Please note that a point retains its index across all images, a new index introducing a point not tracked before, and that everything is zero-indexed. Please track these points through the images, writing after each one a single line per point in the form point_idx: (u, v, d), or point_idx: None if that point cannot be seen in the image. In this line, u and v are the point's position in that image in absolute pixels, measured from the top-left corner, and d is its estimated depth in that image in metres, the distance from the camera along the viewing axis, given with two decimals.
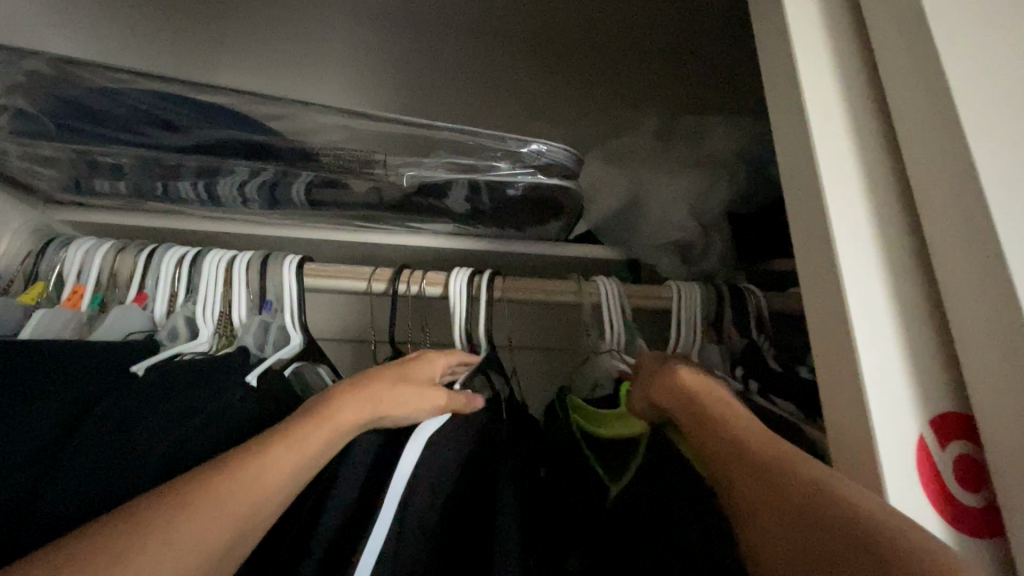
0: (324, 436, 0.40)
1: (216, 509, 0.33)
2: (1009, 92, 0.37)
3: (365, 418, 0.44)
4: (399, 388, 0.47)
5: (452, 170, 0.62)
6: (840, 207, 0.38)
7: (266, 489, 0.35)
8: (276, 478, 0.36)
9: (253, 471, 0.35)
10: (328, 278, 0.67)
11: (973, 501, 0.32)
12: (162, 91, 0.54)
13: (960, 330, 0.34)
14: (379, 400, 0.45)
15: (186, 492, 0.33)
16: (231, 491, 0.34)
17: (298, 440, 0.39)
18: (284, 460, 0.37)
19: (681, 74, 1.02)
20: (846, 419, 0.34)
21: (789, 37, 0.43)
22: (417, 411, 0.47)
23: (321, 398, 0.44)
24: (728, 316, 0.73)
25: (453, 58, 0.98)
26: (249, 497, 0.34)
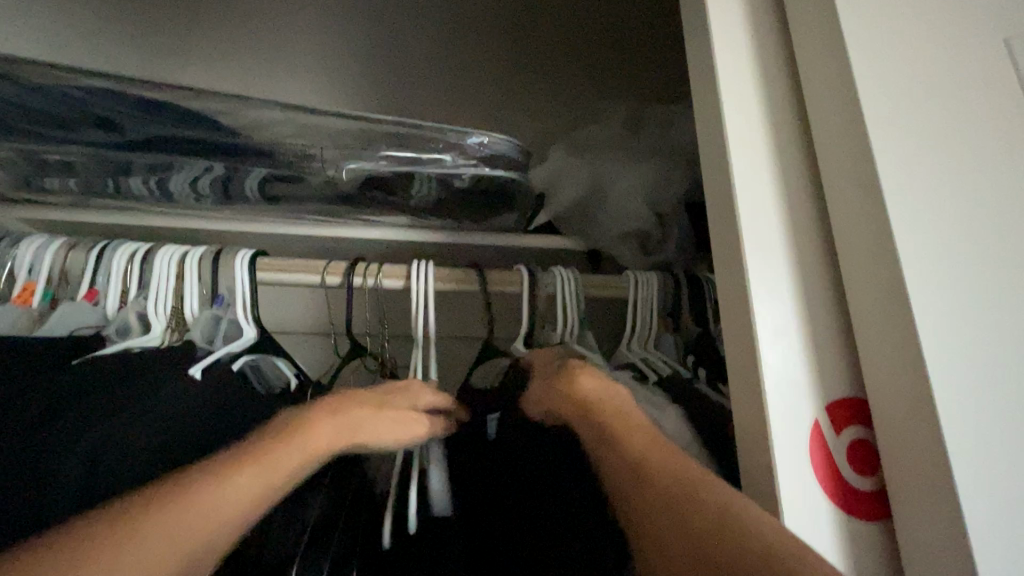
0: (299, 452, 0.40)
1: (194, 503, 0.34)
2: (914, 88, 0.38)
3: (341, 441, 0.44)
4: (378, 415, 0.47)
5: (396, 163, 0.63)
6: (751, 199, 0.39)
7: (247, 492, 0.36)
8: (253, 483, 0.36)
9: (227, 488, 0.35)
10: (281, 272, 0.67)
11: (863, 485, 0.34)
12: (96, 88, 0.54)
13: (861, 324, 0.36)
14: (359, 426, 0.45)
15: (174, 489, 0.34)
16: (212, 506, 0.34)
17: (273, 458, 0.38)
18: (257, 466, 0.37)
19: (644, 64, 1.04)
20: (747, 406, 0.35)
21: (708, 25, 0.43)
22: (387, 441, 0.47)
23: (298, 414, 0.44)
24: (686, 305, 0.72)
25: (416, 50, 0.99)
26: (220, 513, 0.34)
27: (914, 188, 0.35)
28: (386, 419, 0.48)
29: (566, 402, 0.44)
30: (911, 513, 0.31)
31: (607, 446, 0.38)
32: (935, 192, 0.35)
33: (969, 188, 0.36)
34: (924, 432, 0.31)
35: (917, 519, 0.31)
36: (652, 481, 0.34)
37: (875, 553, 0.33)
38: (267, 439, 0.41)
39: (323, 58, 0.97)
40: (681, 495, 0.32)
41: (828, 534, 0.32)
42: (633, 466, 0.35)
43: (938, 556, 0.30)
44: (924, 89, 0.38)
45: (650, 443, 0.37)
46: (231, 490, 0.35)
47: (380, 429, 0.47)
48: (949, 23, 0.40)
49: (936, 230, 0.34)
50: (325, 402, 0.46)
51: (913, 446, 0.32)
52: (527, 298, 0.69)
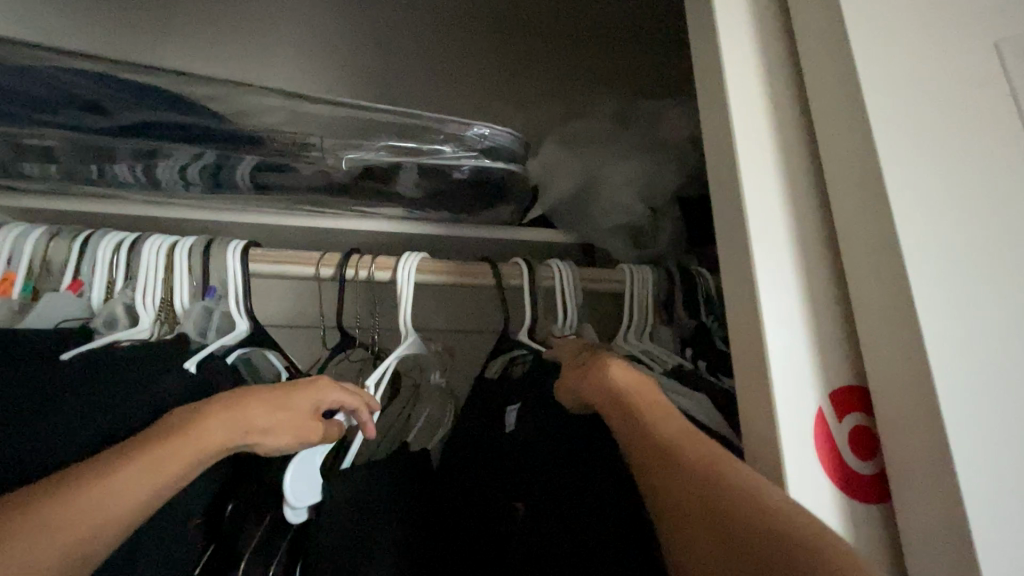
0: (181, 461, 0.38)
1: (78, 510, 0.33)
2: (914, 87, 0.39)
3: (228, 446, 0.42)
4: (275, 416, 0.45)
5: (396, 153, 0.61)
6: (758, 194, 0.40)
7: (123, 503, 0.34)
8: (127, 495, 0.35)
9: (94, 496, 0.34)
10: (272, 264, 0.66)
11: (863, 470, 0.35)
12: (88, 70, 0.54)
13: (863, 316, 0.37)
14: (250, 429, 0.43)
15: (55, 495, 0.33)
16: (73, 514, 0.33)
17: (148, 462, 0.37)
18: (135, 478, 0.35)
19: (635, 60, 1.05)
20: (755, 395, 0.36)
21: (715, 22, 0.44)
22: (283, 440, 0.45)
23: (189, 413, 0.41)
24: (679, 298, 0.73)
25: (408, 40, 0.98)
26: (80, 525, 0.33)
27: (915, 185, 0.36)
28: (287, 417, 0.46)
29: (597, 396, 0.44)
30: (911, 496, 0.33)
31: (636, 432, 0.40)
32: (934, 188, 0.37)
33: (966, 184, 0.38)
34: (924, 418, 0.33)
35: (916, 501, 0.33)
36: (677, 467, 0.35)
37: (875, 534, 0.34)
38: (152, 436, 0.39)
39: (312, 45, 0.95)
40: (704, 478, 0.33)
41: (832, 516, 0.33)
42: (660, 453, 0.37)
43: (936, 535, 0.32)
44: (924, 89, 0.40)
45: (682, 431, 0.38)
46: (101, 499, 0.34)
47: (270, 431, 0.45)
48: (946, 26, 0.42)
49: (936, 225, 0.36)
50: (221, 395, 0.44)
51: (913, 432, 0.33)
52: (529, 290, 0.70)
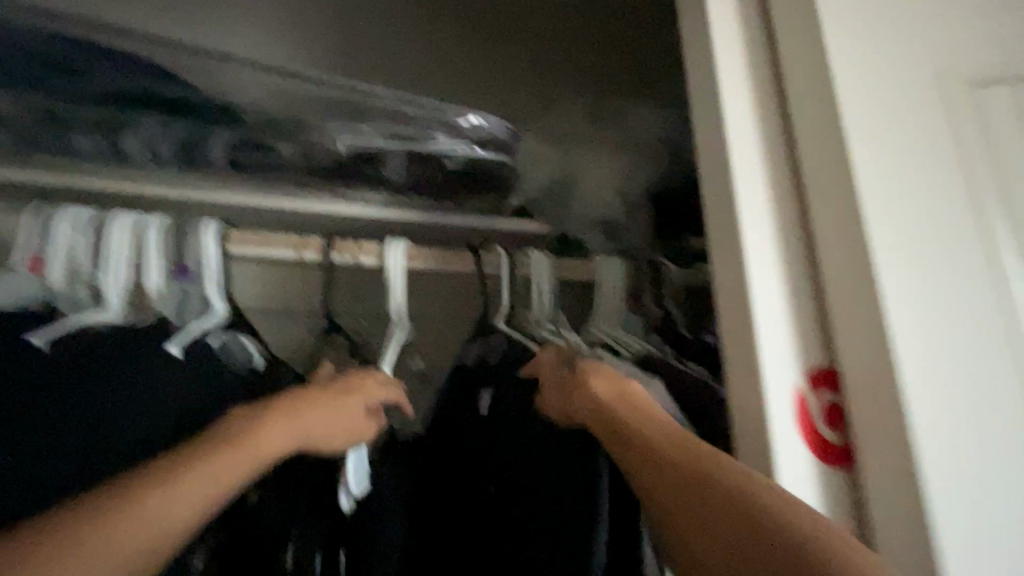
0: (247, 461, 0.41)
1: (152, 513, 0.35)
2: (874, 106, 0.45)
3: (291, 446, 0.45)
4: (330, 415, 0.48)
5: (389, 139, 0.63)
6: (746, 190, 0.44)
7: (196, 504, 0.37)
8: (195, 499, 0.37)
9: (166, 497, 0.36)
10: (256, 247, 0.64)
11: (830, 437, 0.41)
12: (71, 35, 0.54)
13: (831, 304, 0.42)
14: (309, 428, 0.46)
15: (134, 494, 0.35)
16: (141, 523, 0.34)
17: (214, 470, 0.39)
18: (206, 481, 0.38)
19: (607, 53, 1.07)
20: (743, 372, 0.40)
21: (708, 26, 0.47)
22: (335, 441, 0.48)
23: (250, 414, 0.44)
24: (649, 288, 0.78)
25: (383, 26, 0.98)
26: (149, 532, 0.35)
27: (871, 193, 0.43)
28: (341, 416, 0.49)
29: (584, 409, 0.47)
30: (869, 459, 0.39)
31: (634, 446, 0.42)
32: (887, 196, 0.43)
33: (918, 193, 0.44)
34: None
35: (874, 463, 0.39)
36: (700, 489, 0.37)
37: (835, 490, 0.40)
38: (216, 438, 0.41)
39: (284, 26, 0.94)
40: (728, 503, 0.35)
41: (806, 475, 0.39)
42: (680, 475, 0.38)
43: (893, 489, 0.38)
44: (883, 107, 0.46)
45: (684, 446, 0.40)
46: (166, 507, 0.36)
47: (327, 429, 0.48)
48: (899, 52, 0.48)
49: (887, 228, 0.42)
50: (277, 399, 0.47)
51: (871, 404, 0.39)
52: (507, 281, 0.71)
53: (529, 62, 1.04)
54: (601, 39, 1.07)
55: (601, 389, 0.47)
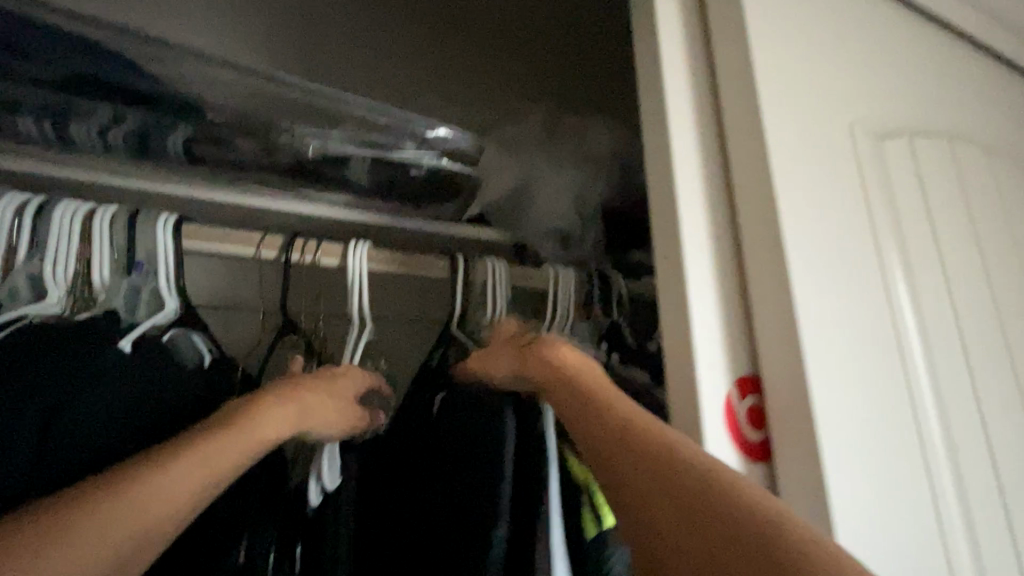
0: (242, 446, 0.44)
1: (141, 503, 0.38)
2: (801, 142, 0.51)
3: (286, 432, 0.48)
4: (322, 403, 0.52)
5: (358, 145, 0.64)
6: (689, 213, 0.48)
7: (186, 493, 0.40)
8: (185, 485, 0.40)
9: (153, 488, 0.38)
10: (209, 241, 0.63)
11: (754, 439, 0.45)
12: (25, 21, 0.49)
13: (761, 320, 0.47)
14: (303, 415, 0.50)
15: (125, 484, 0.38)
16: (135, 513, 0.37)
17: (210, 454, 0.42)
18: (198, 468, 0.41)
19: (563, 74, 1.15)
20: (681, 380, 0.45)
21: (657, 58, 0.51)
22: (331, 427, 0.53)
23: (247, 405, 0.48)
24: (598, 297, 0.83)
25: (346, 28, 0.99)
26: (144, 518, 0.37)
27: (797, 221, 0.48)
28: (331, 404, 0.53)
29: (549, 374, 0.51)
30: (787, 462, 0.44)
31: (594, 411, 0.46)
32: (809, 225, 0.48)
33: (832, 219, 0.50)
34: (796, 398, 0.44)
35: (791, 466, 0.43)
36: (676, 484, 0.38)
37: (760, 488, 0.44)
38: (214, 427, 0.45)
39: (243, 20, 0.93)
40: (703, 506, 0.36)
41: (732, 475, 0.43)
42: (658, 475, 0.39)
43: (806, 489, 0.42)
44: (807, 143, 0.51)
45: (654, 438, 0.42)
46: (154, 495, 0.38)
47: (320, 415, 0.52)
48: (819, 97, 0.54)
49: (808, 252, 0.47)
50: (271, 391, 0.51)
51: (790, 411, 0.44)
52: (461, 287, 0.74)
53: (489, 75, 1.08)
54: (558, 62, 1.14)
55: (572, 359, 0.51)
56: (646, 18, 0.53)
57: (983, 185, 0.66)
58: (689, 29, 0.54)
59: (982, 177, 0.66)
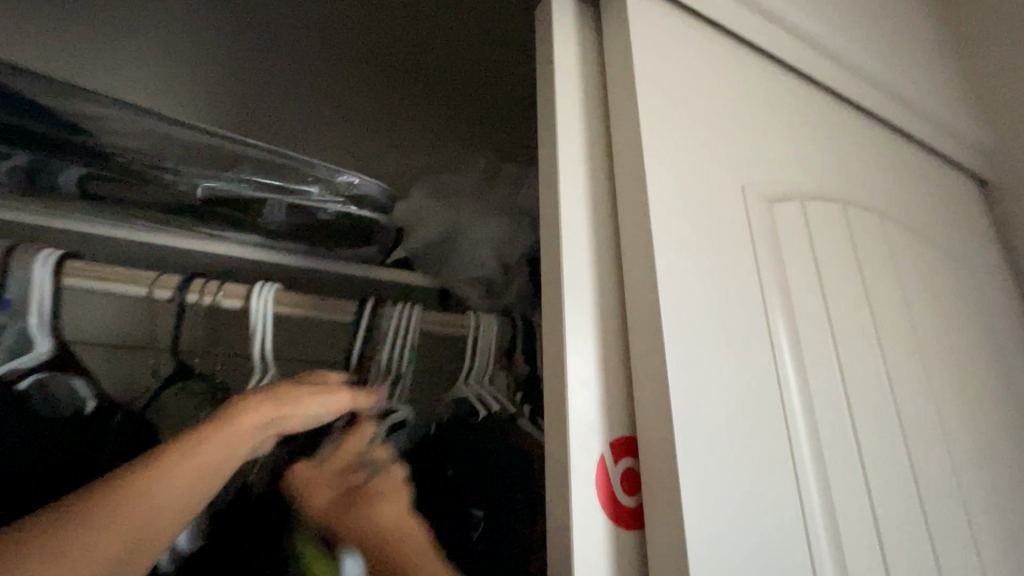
0: (232, 440, 0.44)
1: (135, 504, 0.37)
2: (686, 204, 0.52)
3: (273, 422, 0.47)
4: (305, 395, 0.50)
5: (258, 189, 0.65)
6: (572, 269, 0.48)
7: (180, 492, 0.39)
8: (179, 485, 0.39)
9: (148, 487, 0.38)
10: (98, 279, 0.60)
11: (629, 503, 0.44)
12: None
13: (640, 381, 0.46)
14: (289, 405, 0.49)
15: (116, 491, 0.37)
16: (121, 516, 0.36)
17: (177, 472, 0.40)
18: (190, 466, 0.40)
19: (512, 126, 1.19)
20: (553, 441, 0.44)
21: (553, 119, 0.53)
22: (323, 412, 0.51)
23: (227, 403, 0.46)
24: (519, 347, 0.82)
25: (294, 78, 1.03)
26: (131, 529, 0.36)
27: (676, 281, 0.48)
28: (316, 392, 0.51)
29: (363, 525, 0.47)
30: (657, 532, 0.42)
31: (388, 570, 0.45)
32: (689, 285, 0.49)
33: (715, 280, 0.51)
34: (666, 463, 0.42)
35: (660, 537, 0.42)
36: None
37: (631, 559, 0.42)
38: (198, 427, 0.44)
39: (191, 65, 0.96)
40: None
41: (600, 545, 0.41)
42: None
43: (672, 563, 0.41)
44: (692, 204, 0.52)
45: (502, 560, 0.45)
46: (149, 494, 0.38)
47: (309, 404, 0.50)
48: (709, 161, 0.56)
49: (686, 313, 0.47)
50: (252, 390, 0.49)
51: (662, 477, 0.43)
52: (365, 329, 0.72)
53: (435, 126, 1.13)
54: (508, 115, 1.18)
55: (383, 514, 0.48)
56: (547, 81, 0.55)
57: (875, 251, 0.69)
58: (590, 93, 0.56)
59: (874, 244, 0.69)
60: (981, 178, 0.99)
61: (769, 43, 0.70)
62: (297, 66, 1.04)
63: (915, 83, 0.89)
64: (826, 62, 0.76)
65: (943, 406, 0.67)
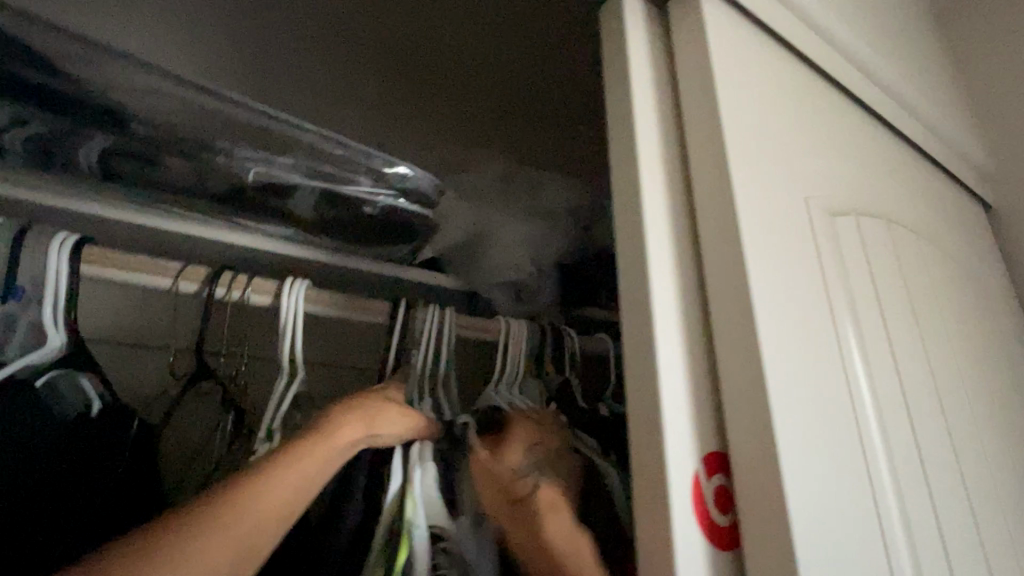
0: (322, 456, 0.44)
1: (236, 516, 0.38)
2: (764, 213, 0.51)
3: (356, 440, 0.48)
4: (383, 412, 0.51)
5: (305, 175, 0.59)
6: (657, 274, 0.46)
7: (275, 505, 0.40)
8: (276, 497, 0.40)
9: (247, 500, 0.39)
10: (120, 269, 0.55)
11: (721, 521, 0.42)
12: None
13: (730, 392, 0.44)
14: (370, 420, 0.49)
15: (218, 502, 0.38)
16: (223, 529, 0.37)
17: (272, 485, 0.40)
18: (284, 479, 0.41)
19: (542, 135, 1.17)
20: (646, 455, 0.42)
21: (629, 122, 0.52)
22: (399, 431, 0.51)
23: (316, 420, 0.47)
24: (549, 354, 0.80)
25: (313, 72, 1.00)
26: (233, 541, 0.37)
27: (764, 290, 0.47)
28: (391, 410, 0.52)
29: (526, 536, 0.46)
30: (757, 553, 0.40)
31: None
32: (773, 295, 0.47)
33: (794, 291, 0.50)
34: (766, 480, 0.41)
35: (762, 558, 0.40)
36: None
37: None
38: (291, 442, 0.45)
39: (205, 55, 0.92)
40: None
41: (700, 566, 0.39)
42: None
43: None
44: (768, 214, 0.52)
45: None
46: (248, 507, 0.38)
47: (387, 422, 0.51)
48: (778, 171, 0.56)
49: (774, 322, 0.46)
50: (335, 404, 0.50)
51: (761, 494, 0.41)
52: (396, 329, 0.68)
53: (462, 125, 1.11)
54: (539, 124, 1.16)
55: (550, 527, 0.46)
56: (620, 84, 0.54)
57: (915, 269, 0.70)
58: (662, 98, 0.55)
59: (913, 262, 0.71)
60: (987, 205, 1.03)
61: (818, 63, 0.71)
62: (318, 58, 1.00)
63: (934, 110, 0.92)
64: (863, 82, 0.78)
65: (981, 424, 0.68)
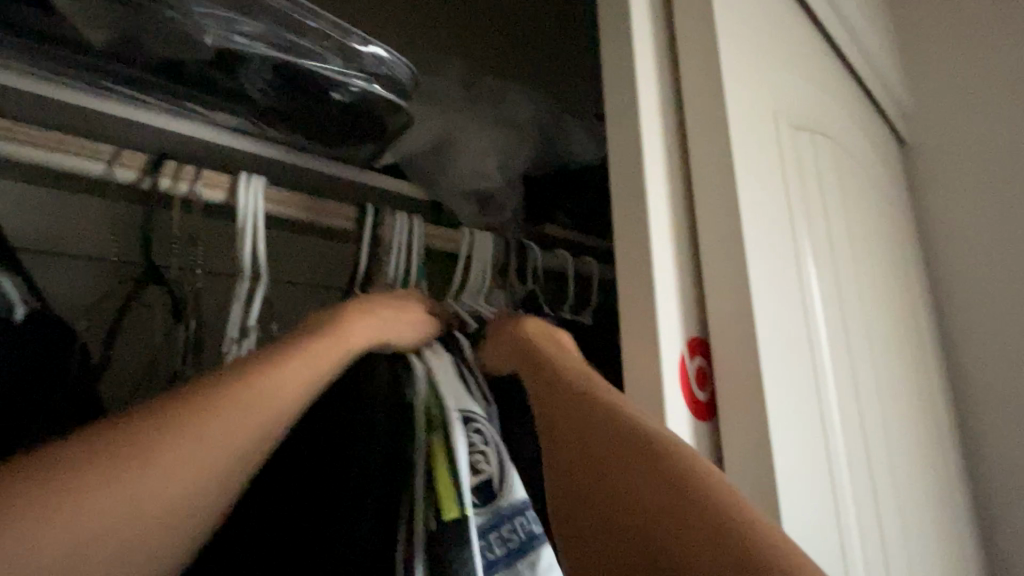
0: (332, 353, 0.41)
1: (238, 410, 0.34)
2: (746, 117, 0.54)
3: (366, 339, 0.45)
4: (391, 314, 0.48)
5: (266, 45, 0.52)
6: (651, 173, 0.48)
7: (281, 403, 0.36)
8: (283, 393, 0.37)
9: (250, 394, 0.35)
10: (42, 150, 0.47)
11: (701, 397, 0.47)
12: None
13: (713, 283, 0.49)
14: (379, 320, 0.47)
15: (217, 392, 0.34)
16: (223, 424, 0.33)
17: (278, 378, 0.37)
18: (290, 375, 0.38)
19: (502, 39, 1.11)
20: (641, 338, 0.45)
21: (625, 15, 0.51)
22: (405, 334, 0.49)
23: (322, 316, 0.45)
24: (513, 267, 0.78)
25: None
26: (232, 438, 0.34)
27: (745, 190, 0.50)
28: (400, 313, 0.49)
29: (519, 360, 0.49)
30: (731, 417, 0.46)
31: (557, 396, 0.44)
32: (753, 195, 0.51)
33: (767, 194, 0.54)
34: (742, 357, 0.46)
35: (734, 421, 0.46)
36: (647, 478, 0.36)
37: (705, 442, 0.47)
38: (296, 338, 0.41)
39: None
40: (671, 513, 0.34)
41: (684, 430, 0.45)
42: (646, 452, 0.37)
43: (748, 441, 0.45)
44: (749, 120, 0.54)
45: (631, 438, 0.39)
46: (250, 403, 0.35)
47: (395, 324, 0.48)
48: (757, 79, 0.58)
49: (753, 220, 0.50)
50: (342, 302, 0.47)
51: (735, 369, 0.47)
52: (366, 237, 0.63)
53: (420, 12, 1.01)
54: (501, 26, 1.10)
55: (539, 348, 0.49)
56: None
57: (849, 184, 0.78)
58: None
59: (849, 178, 0.78)
60: (903, 139, 1.14)
61: None
62: None
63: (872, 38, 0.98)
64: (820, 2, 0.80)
65: (888, 320, 0.79)
